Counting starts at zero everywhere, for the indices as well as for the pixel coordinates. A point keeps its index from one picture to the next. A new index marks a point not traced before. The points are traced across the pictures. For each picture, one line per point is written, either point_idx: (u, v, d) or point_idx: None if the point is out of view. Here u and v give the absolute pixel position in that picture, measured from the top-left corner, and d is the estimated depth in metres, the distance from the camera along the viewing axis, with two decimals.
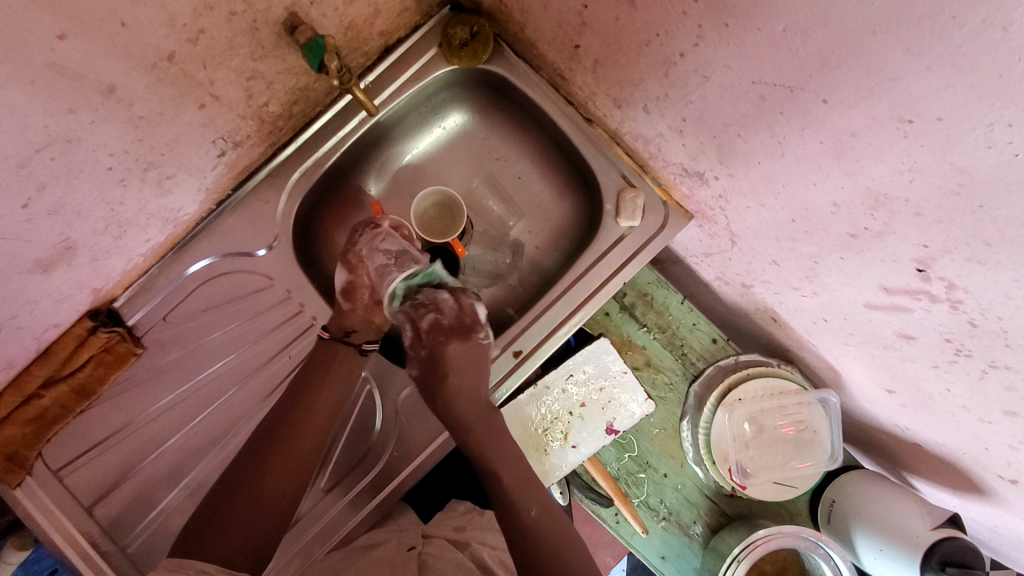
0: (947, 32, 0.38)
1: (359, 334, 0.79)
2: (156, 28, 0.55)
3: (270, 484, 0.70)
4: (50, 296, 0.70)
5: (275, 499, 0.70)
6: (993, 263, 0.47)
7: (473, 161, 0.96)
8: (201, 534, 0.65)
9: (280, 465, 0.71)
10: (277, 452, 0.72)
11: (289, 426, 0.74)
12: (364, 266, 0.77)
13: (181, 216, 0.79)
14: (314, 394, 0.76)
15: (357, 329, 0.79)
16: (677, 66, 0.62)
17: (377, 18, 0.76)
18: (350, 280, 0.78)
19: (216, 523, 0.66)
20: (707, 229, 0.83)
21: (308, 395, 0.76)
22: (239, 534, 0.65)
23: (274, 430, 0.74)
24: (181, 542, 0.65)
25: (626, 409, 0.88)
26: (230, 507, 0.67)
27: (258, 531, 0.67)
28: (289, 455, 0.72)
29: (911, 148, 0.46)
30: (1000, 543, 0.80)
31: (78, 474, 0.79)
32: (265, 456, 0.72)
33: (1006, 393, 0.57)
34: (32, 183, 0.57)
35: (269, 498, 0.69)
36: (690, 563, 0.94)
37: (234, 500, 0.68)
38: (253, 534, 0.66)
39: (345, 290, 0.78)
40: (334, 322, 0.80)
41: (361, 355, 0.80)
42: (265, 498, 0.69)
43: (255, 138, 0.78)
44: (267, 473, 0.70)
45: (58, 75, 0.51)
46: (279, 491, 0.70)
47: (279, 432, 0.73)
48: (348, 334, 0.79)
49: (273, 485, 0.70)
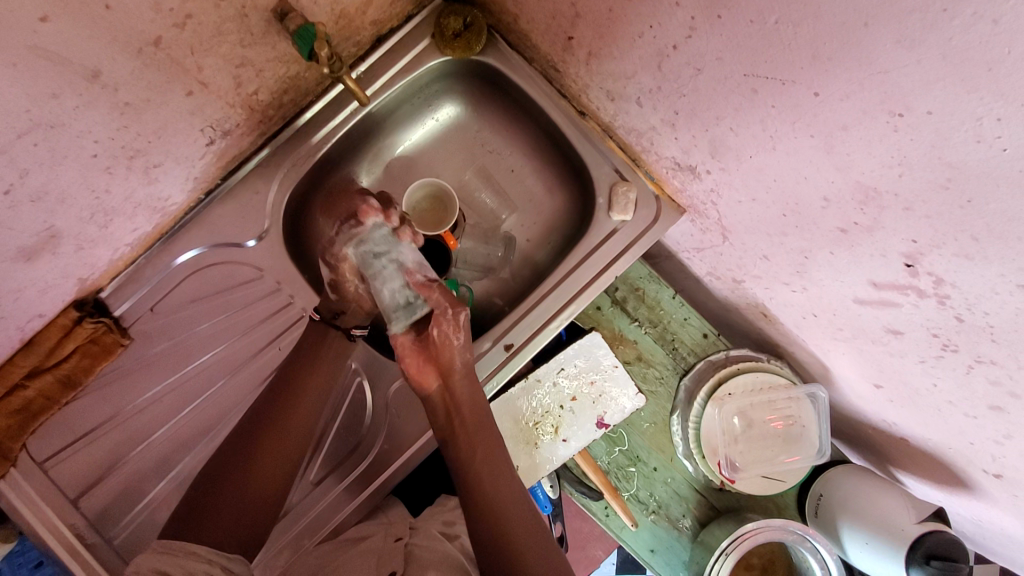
0: (938, 25, 0.38)
1: (350, 317, 0.81)
2: (143, 12, 0.54)
3: (263, 466, 0.69)
4: (34, 285, 0.69)
5: (270, 482, 0.69)
6: (981, 257, 0.47)
7: (466, 153, 0.96)
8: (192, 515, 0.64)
9: (272, 446, 0.71)
10: (268, 437, 0.72)
11: (278, 410, 0.74)
12: (348, 265, 0.77)
13: (169, 205, 0.78)
14: (304, 380, 0.76)
15: (347, 311, 0.81)
16: (670, 58, 0.62)
17: (369, 7, 0.76)
18: (334, 276, 0.79)
19: (211, 503, 0.65)
20: (699, 223, 0.84)
21: (300, 380, 0.76)
22: (231, 517, 0.64)
23: (264, 413, 0.74)
24: (172, 523, 0.64)
25: (617, 403, 0.89)
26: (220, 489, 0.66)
27: (249, 515, 0.66)
28: (282, 438, 0.72)
29: (901, 142, 0.46)
30: (983, 536, 0.82)
31: (64, 467, 0.78)
32: (255, 440, 0.71)
33: (992, 388, 0.57)
34: (15, 169, 0.56)
35: (263, 478, 0.69)
36: (679, 556, 0.94)
37: (226, 483, 0.67)
38: (246, 518, 0.66)
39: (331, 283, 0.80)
40: (325, 303, 0.81)
41: (350, 339, 0.81)
42: (258, 483, 0.68)
43: (244, 127, 0.78)
44: (258, 454, 0.70)
45: (40, 58, 0.50)
46: (273, 475, 0.70)
47: (270, 416, 0.73)
48: (338, 317, 0.81)
49: (266, 468, 0.70)
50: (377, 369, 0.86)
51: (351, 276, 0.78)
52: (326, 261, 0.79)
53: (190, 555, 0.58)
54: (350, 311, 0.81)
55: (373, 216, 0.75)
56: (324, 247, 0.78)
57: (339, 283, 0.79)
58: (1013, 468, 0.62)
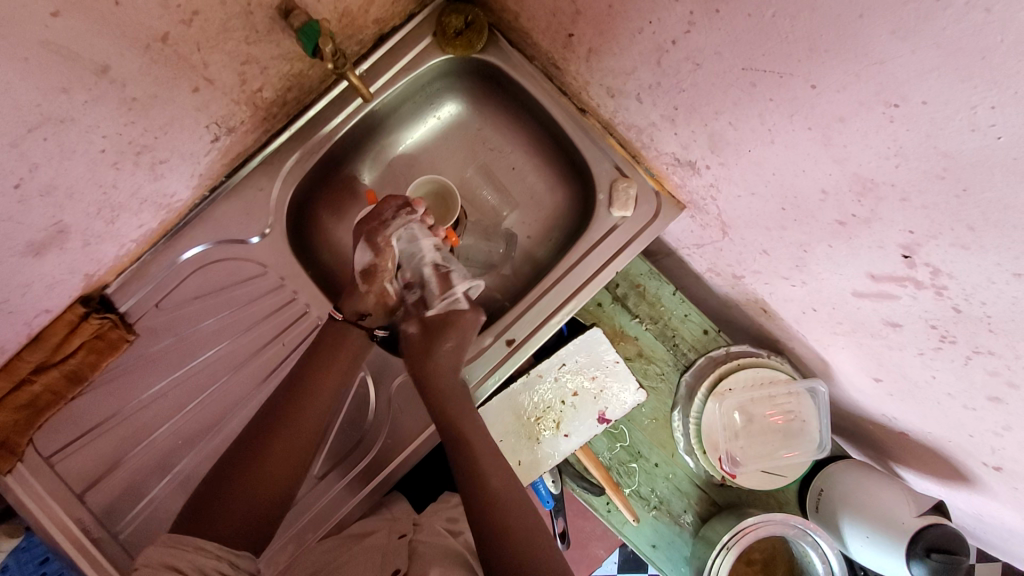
0: (931, 15, 0.39)
1: (373, 317, 0.81)
2: (151, 8, 0.55)
3: (271, 457, 0.70)
4: (42, 281, 0.70)
5: (278, 473, 0.70)
6: (977, 247, 0.48)
7: (467, 151, 0.97)
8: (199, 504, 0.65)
9: (281, 437, 0.72)
10: (278, 429, 0.72)
11: (290, 404, 0.74)
12: (390, 252, 0.79)
13: (174, 202, 0.79)
14: (316, 373, 0.76)
15: (371, 311, 0.81)
16: (669, 53, 0.63)
17: (372, 5, 0.77)
18: (372, 263, 0.79)
19: (219, 493, 0.66)
20: (699, 219, 0.84)
21: (312, 372, 0.76)
22: (238, 508, 0.66)
23: (275, 405, 0.74)
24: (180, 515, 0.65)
25: (618, 398, 0.89)
26: (229, 482, 0.67)
27: (257, 505, 0.67)
28: (291, 430, 0.73)
29: (897, 132, 0.47)
30: (984, 530, 0.82)
31: (69, 462, 0.78)
32: (265, 432, 0.72)
33: (990, 379, 0.58)
34: (24, 163, 0.56)
35: (271, 468, 0.70)
36: (680, 552, 0.94)
37: (237, 476, 0.68)
38: (254, 506, 0.67)
39: (366, 272, 0.79)
40: (350, 303, 0.80)
41: (370, 339, 0.81)
42: (267, 473, 0.69)
43: (249, 124, 0.79)
44: (265, 445, 0.71)
45: (51, 52, 0.51)
46: (280, 466, 0.70)
47: (282, 408, 0.74)
48: (362, 318, 0.81)
49: (273, 459, 0.70)
50: (380, 365, 0.86)
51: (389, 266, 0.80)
52: (362, 246, 0.79)
53: (199, 550, 0.60)
54: (374, 310, 0.81)
55: (424, 206, 0.81)
56: (364, 231, 0.79)
57: (375, 272, 0.80)
58: (1013, 460, 0.63)
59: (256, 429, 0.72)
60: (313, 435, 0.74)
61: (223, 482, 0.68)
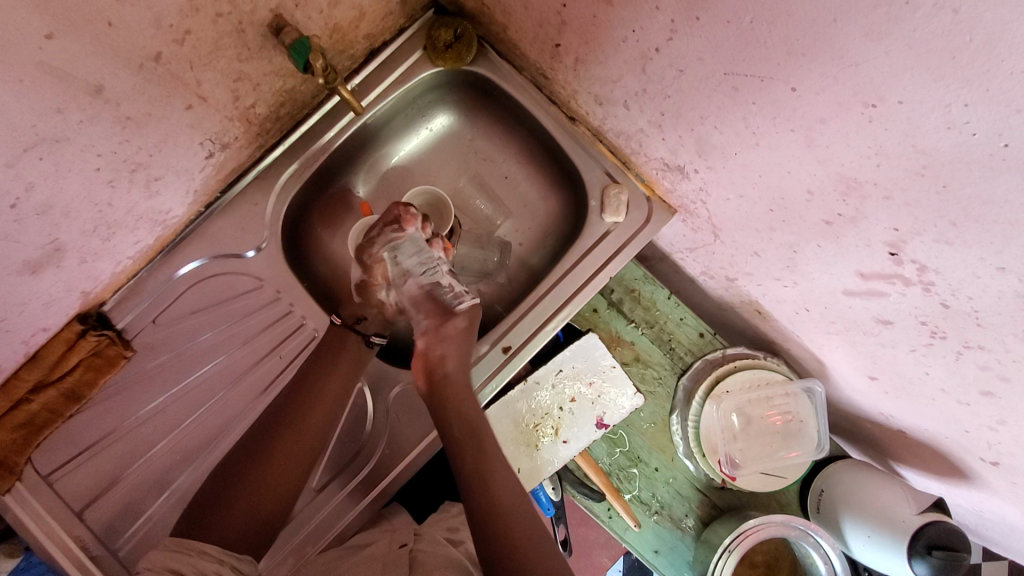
0: (901, 17, 0.40)
1: (369, 324, 0.81)
2: (143, 28, 0.56)
3: (272, 465, 0.70)
4: (38, 299, 0.70)
5: (278, 481, 0.70)
6: (959, 242, 0.49)
7: (460, 161, 0.98)
8: (200, 516, 0.66)
9: (281, 447, 0.72)
10: (280, 437, 0.73)
11: (291, 412, 0.75)
12: (380, 267, 0.78)
13: (170, 218, 0.80)
14: (313, 384, 0.77)
15: (369, 318, 0.81)
16: (653, 61, 0.64)
17: (362, 21, 0.78)
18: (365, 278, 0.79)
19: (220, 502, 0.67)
20: (690, 223, 0.85)
21: (311, 382, 0.77)
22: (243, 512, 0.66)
23: (279, 416, 0.75)
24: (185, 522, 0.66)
25: (615, 403, 0.89)
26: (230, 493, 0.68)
27: (258, 512, 0.67)
28: (291, 440, 0.73)
29: (876, 132, 0.48)
30: (986, 528, 0.82)
31: (68, 480, 0.78)
32: (265, 445, 0.72)
33: (981, 373, 0.59)
34: (21, 183, 0.57)
35: (271, 477, 0.70)
36: (683, 557, 0.94)
37: (241, 484, 0.69)
38: (254, 515, 0.67)
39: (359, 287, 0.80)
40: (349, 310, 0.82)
41: (367, 347, 0.81)
42: (268, 486, 0.69)
43: (243, 139, 0.80)
44: (266, 458, 0.71)
45: (45, 74, 0.52)
46: (279, 477, 0.70)
47: (282, 417, 0.74)
48: (360, 323, 0.81)
49: (275, 468, 0.70)
50: (376, 376, 0.87)
51: (380, 279, 0.79)
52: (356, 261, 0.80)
53: (202, 554, 0.60)
54: (372, 317, 0.81)
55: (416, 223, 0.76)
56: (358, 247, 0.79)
57: (367, 285, 0.79)
58: (1009, 454, 0.63)
59: (257, 437, 0.73)
60: (313, 446, 0.74)
61: (225, 491, 0.68)
